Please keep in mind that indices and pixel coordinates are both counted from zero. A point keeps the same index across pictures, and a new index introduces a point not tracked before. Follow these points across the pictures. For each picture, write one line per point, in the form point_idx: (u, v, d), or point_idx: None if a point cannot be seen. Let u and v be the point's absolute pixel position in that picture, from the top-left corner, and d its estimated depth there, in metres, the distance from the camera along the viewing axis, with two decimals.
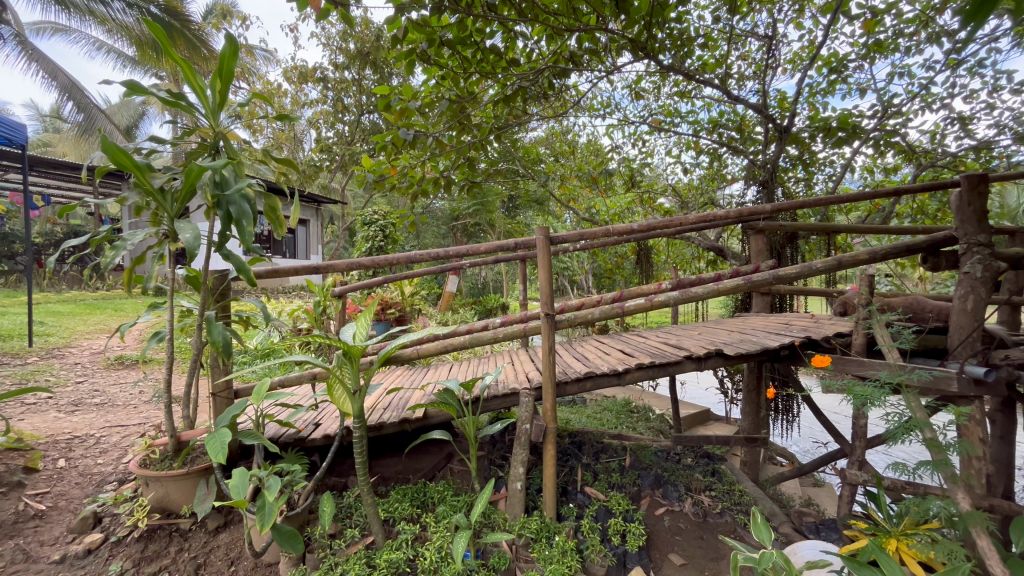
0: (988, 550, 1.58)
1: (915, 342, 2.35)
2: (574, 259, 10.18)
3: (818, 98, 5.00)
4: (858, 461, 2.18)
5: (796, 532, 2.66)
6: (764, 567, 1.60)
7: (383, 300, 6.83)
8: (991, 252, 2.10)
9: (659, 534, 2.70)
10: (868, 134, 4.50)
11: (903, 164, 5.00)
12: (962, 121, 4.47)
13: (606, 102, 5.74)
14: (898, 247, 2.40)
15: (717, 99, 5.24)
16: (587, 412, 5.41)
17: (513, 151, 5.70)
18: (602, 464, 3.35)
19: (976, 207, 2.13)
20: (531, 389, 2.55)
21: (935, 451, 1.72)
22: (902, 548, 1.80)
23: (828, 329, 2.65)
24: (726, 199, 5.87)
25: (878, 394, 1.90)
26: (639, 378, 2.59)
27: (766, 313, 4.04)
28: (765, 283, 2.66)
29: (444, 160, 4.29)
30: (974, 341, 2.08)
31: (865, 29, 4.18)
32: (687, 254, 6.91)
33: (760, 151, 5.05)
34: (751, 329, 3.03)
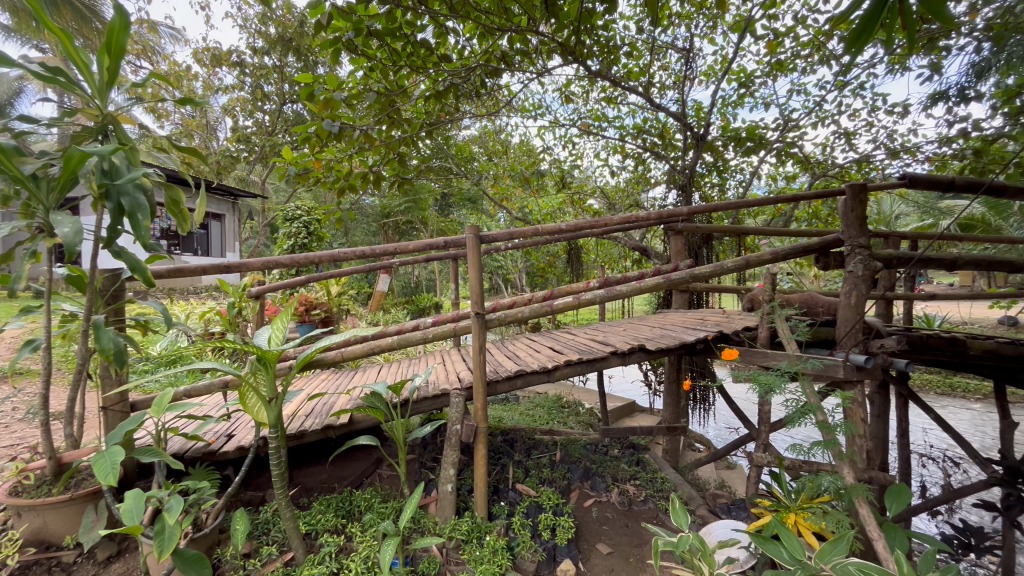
0: (867, 517, 1.79)
1: (810, 334, 2.60)
2: (508, 258, 10.27)
3: (729, 109, 5.41)
4: (763, 445, 2.37)
5: (711, 513, 2.86)
6: (681, 550, 1.70)
7: (308, 300, 6.48)
8: (870, 253, 2.37)
9: (588, 525, 2.79)
10: (772, 145, 4.96)
11: (801, 173, 5.54)
12: (847, 136, 5.03)
13: (537, 103, 5.83)
14: (797, 248, 2.63)
15: (641, 106, 5.50)
16: (519, 409, 5.48)
17: (445, 148, 5.64)
18: (533, 460, 3.40)
19: (858, 213, 2.40)
20: (461, 389, 2.53)
21: (826, 432, 1.91)
22: (799, 521, 1.98)
23: (737, 323, 2.87)
24: (650, 201, 6.19)
25: (779, 382, 2.08)
26: (568, 374, 2.65)
27: (684, 309, 4.31)
28: (683, 281, 2.82)
29: (372, 155, 4.09)
30: (856, 332, 2.34)
31: (769, 49, 4.58)
32: (614, 253, 7.20)
33: (679, 157, 5.38)
34: (670, 325, 3.22)
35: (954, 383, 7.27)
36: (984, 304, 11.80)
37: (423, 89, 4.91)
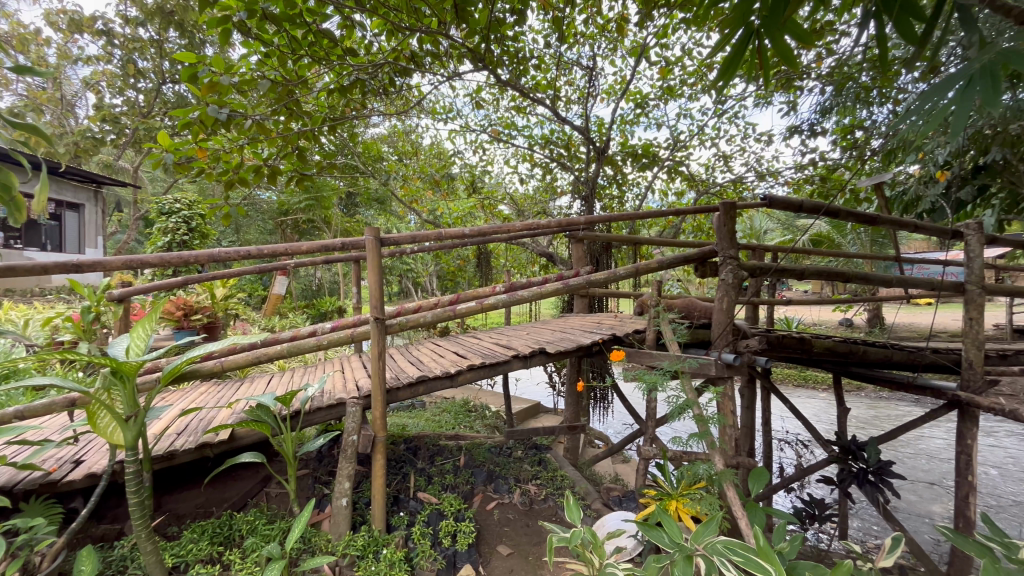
0: (733, 498, 2.01)
1: (689, 336, 2.88)
2: (418, 261, 10.09)
3: (627, 127, 5.83)
4: (650, 439, 2.57)
5: (605, 506, 3.03)
6: (573, 544, 1.78)
7: (187, 304, 5.81)
8: (739, 264, 2.67)
9: (489, 529, 2.81)
10: (663, 162, 5.44)
11: (687, 190, 6.13)
12: (725, 159, 5.67)
13: (448, 106, 5.81)
14: (681, 257, 2.88)
15: (549, 117, 5.72)
16: (425, 415, 5.40)
17: (350, 144, 5.39)
18: (436, 467, 3.36)
19: (730, 228, 2.69)
20: (359, 397, 2.42)
21: (701, 425, 2.11)
22: (679, 507, 2.17)
23: (629, 326, 3.09)
24: (556, 210, 6.45)
25: (662, 381, 2.26)
26: (471, 378, 2.66)
27: (585, 313, 4.54)
28: (581, 286, 2.96)
29: (267, 147, 3.78)
30: (728, 334, 2.63)
31: (660, 74, 5.01)
32: (522, 258, 7.39)
33: (582, 168, 5.68)
34: (570, 328, 3.37)
35: (806, 375, 8.46)
36: (828, 308, 13.93)
37: (327, 81, 4.66)
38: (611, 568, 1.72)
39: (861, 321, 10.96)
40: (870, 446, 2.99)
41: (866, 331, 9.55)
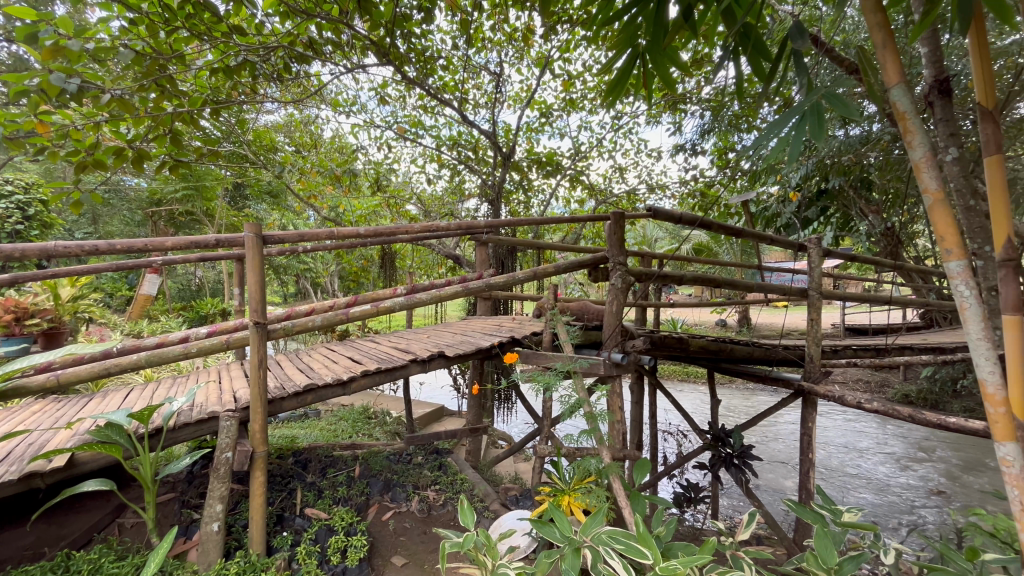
0: (619, 490, 2.14)
1: (582, 337, 3.03)
2: (317, 260, 9.50)
3: (533, 135, 6.02)
4: (545, 437, 2.66)
5: (502, 506, 3.07)
6: (466, 549, 1.78)
7: (21, 306, 4.90)
8: (627, 269, 2.85)
9: (384, 540, 2.72)
10: (565, 171, 5.71)
11: (587, 198, 6.48)
12: (621, 171, 6.09)
13: (351, 99, 5.54)
14: (576, 262, 3.01)
15: (456, 118, 5.70)
16: (319, 424, 5.08)
17: (237, 130, 4.91)
18: (327, 480, 3.18)
19: (619, 235, 2.87)
20: (235, 410, 2.20)
21: (590, 421, 2.23)
22: (571, 502, 2.26)
23: (527, 328, 3.19)
24: (464, 212, 6.46)
25: (555, 381, 2.35)
26: (364, 385, 2.55)
27: (488, 316, 4.58)
28: (481, 289, 2.97)
29: (134, 125, 3.32)
30: (617, 334, 2.78)
31: (563, 87, 5.25)
32: (429, 259, 7.29)
33: (489, 172, 5.75)
34: (471, 331, 3.38)
35: (688, 371, 9.36)
36: (707, 310, 15.59)
37: (210, 60, 4.22)
38: (503, 568, 1.74)
39: (733, 322, 12.41)
40: (735, 433, 3.37)
41: (736, 330, 10.83)
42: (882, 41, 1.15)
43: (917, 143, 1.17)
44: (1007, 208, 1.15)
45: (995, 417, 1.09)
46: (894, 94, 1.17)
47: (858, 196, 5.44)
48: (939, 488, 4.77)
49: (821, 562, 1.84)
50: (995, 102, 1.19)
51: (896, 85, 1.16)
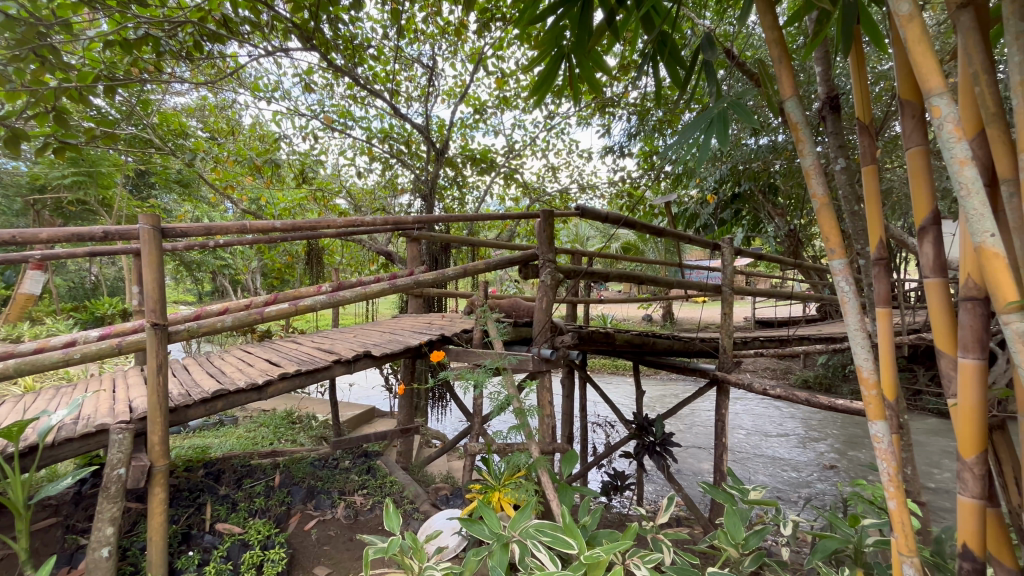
0: (547, 483, 2.18)
1: (513, 334, 3.05)
2: (236, 255, 8.85)
3: (467, 131, 5.99)
4: (476, 434, 2.66)
5: (433, 506, 3.03)
6: (390, 553, 1.73)
7: None
8: (556, 266, 2.89)
9: (305, 551, 2.59)
10: (499, 168, 5.75)
11: (521, 196, 6.55)
12: (553, 170, 6.22)
13: (273, 84, 5.20)
14: (506, 259, 3.01)
15: (387, 110, 5.52)
16: (236, 432, 4.74)
17: (138, 111, 4.44)
18: (243, 493, 2.97)
19: (549, 233, 2.90)
20: (130, 421, 1.98)
21: (519, 417, 2.25)
22: (501, 498, 2.26)
23: (457, 326, 3.15)
24: (396, 208, 6.30)
25: (484, 378, 2.34)
26: (282, 390, 2.41)
27: (420, 314, 4.50)
28: (409, 286, 2.90)
29: (7, 100, 2.89)
30: (547, 330, 2.82)
31: (497, 84, 5.25)
32: (360, 256, 7.04)
33: (423, 168, 5.64)
34: (400, 329, 3.29)
35: (617, 364, 9.78)
36: (635, 306, 16.36)
37: (104, 31, 3.78)
38: (430, 570, 1.73)
39: (659, 316, 13.13)
40: (657, 421, 3.55)
41: (661, 324, 11.45)
42: (778, 56, 1.25)
43: (807, 151, 1.28)
44: (879, 213, 1.29)
45: (869, 399, 1.19)
46: (788, 105, 1.26)
47: (766, 200, 5.94)
48: (830, 463, 5.34)
49: (730, 538, 1.98)
50: (872, 117, 1.33)
51: (790, 96, 1.26)
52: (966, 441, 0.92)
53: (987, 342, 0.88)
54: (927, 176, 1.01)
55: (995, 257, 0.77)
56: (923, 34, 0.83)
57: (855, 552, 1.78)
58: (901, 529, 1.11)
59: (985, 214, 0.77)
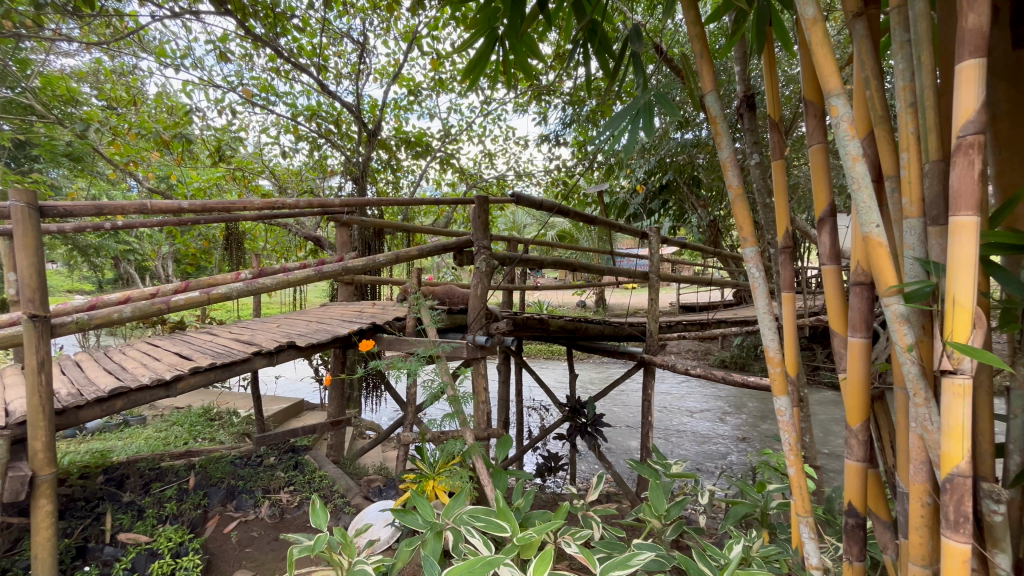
0: (482, 469, 2.19)
1: (447, 321, 3.01)
2: (141, 240, 8.03)
3: (401, 113, 5.79)
4: (410, 424, 2.61)
5: (365, 498, 2.96)
6: (316, 551, 1.67)
7: None
8: (491, 253, 2.87)
9: (224, 555, 2.44)
10: (435, 153, 5.63)
11: (458, 182, 6.46)
12: (490, 157, 6.19)
13: (181, 50, 4.72)
14: (439, 245, 2.94)
15: (313, 86, 5.19)
16: (144, 432, 4.34)
17: (13, 72, 3.86)
18: (151, 498, 2.74)
19: (483, 219, 2.87)
20: (6, 428, 1.74)
21: (454, 404, 2.23)
22: (435, 486, 2.24)
23: (390, 314, 3.06)
24: (325, 190, 5.99)
25: (417, 366, 2.30)
26: (194, 385, 2.22)
27: (352, 302, 4.33)
28: (337, 273, 2.76)
29: None
30: (482, 317, 2.80)
31: (432, 65, 5.10)
32: (285, 241, 6.64)
33: (354, 149, 5.38)
34: (328, 318, 3.14)
35: (551, 349, 10.03)
36: (570, 293, 16.84)
37: None
38: (361, 564, 1.68)
39: (592, 302, 13.59)
40: (589, 403, 3.68)
41: (594, 310, 11.87)
42: (700, 53, 1.30)
43: (724, 145, 1.34)
44: (786, 206, 1.39)
45: (776, 376, 1.29)
46: (708, 99, 1.32)
47: (690, 192, 6.27)
48: (743, 435, 5.83)
49: (654, 511, 2.09)
50: (781, 115, 1.42)
51: (710, 91, 1.32)
52: (853, 411, 1.03)
53: (872, 322, 0.98)
54: (825, 173, 1.10)
55: (880, 246, 0.85)
56: (825, 37, 0.89)
57: (761, 515, 1.95)
58: (798, 493, 1.22)
59: (873, 206, 0.85)
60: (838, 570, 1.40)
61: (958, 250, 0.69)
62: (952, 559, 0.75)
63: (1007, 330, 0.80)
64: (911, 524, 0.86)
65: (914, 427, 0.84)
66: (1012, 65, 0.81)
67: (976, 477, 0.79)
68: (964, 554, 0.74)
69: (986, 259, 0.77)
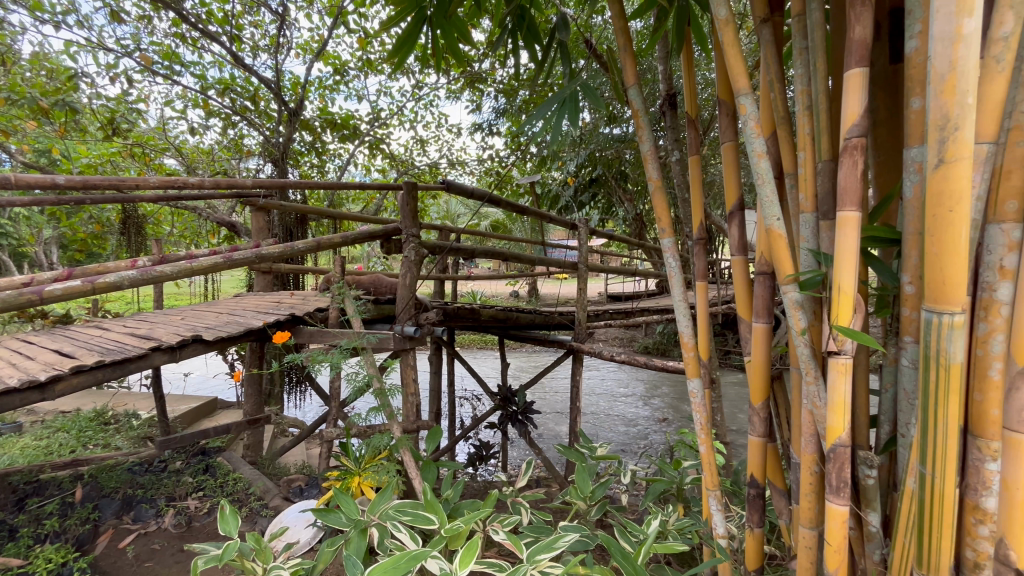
0: (409, 462, 2.15)
1: (374, 312, 2.90)
2: (14, 221, 7.00)
3: (326, 93, 5.47)
4: (333, 420, 2.50)
5: (285, 499, 2.81)
6: (225, 560, 1.56)
7: None
8: (420, 242, 2.79)
9: (119, 572, 2.23)
10: (363, 137, 5.39)
11: (388, 168, 6.24)
12: (421, 144, 6.02)
13: (63, 4, 4.12)
14: (365, 233, 2.80)
15: (225, 57, 4.74)
16: (20, 441, 3.82)
17: None
18: (27, 516, 2.43)
19: (412, 207, 2.78)
20: None
21: (380, 397, 2.16)
22: (360, 483, 2.16)
23: (311, 304, 2.90)
24: (241, 172, 5.54)
25: (340, 359, 2.20)
26: (77, 386, 1.97)
27: (269, 292, 4.04)
28: (250, 260, 2.55)
29: None
30: (410, 307, 2.72)
31: (359, 44, 4.85)
32: (194, 226, 6.08)
33: (272, 129, 5.01)
34: (240, 310, 2.92)
35: (484, 339, 10.07)
36: (503, 283, 16.98)
37: None
38: (277, 569, 1.59)
39: (525, 292, 13.80)
40: (520, 392, 3.72)
41: (526, 299, 12.05)
42: (623, 47, 1.32)
43: (646, 139, 1.39)
44: (701, 200, 1.47)
45: (690, 361, 1.36)
46: (631, 93, 1.36)
47: (617, 186, 6.50)
48: (664, 417, 6.21)
49: (581, 493, 2.16)
50: (698, 113, 1.49)
51: (633, 85, 1.35)
52: (755, 390, 1.11)
53: (773, 310, 1.06)
54: (736, 170, 1.17)
55: (780, 238, 0.92)
56: (734, 39, 0.94)
57: (677, 490, 2.08)
58: (708, 468, 1.31)
59: (775, 201, 0.91)
60: (741, 537, 1.52)
61: (844, 242, 0.76)
62: (834, 521, 0.84)
63: (882, 314, 0.89)
64: (801, 491, 0.95)
65: (805, 404, 0.92)
66: (891, 76, 0.89)
67: (855, 447, 0.88)
68: (843, 516, 0.83)
69: (866, 251, 0.85)
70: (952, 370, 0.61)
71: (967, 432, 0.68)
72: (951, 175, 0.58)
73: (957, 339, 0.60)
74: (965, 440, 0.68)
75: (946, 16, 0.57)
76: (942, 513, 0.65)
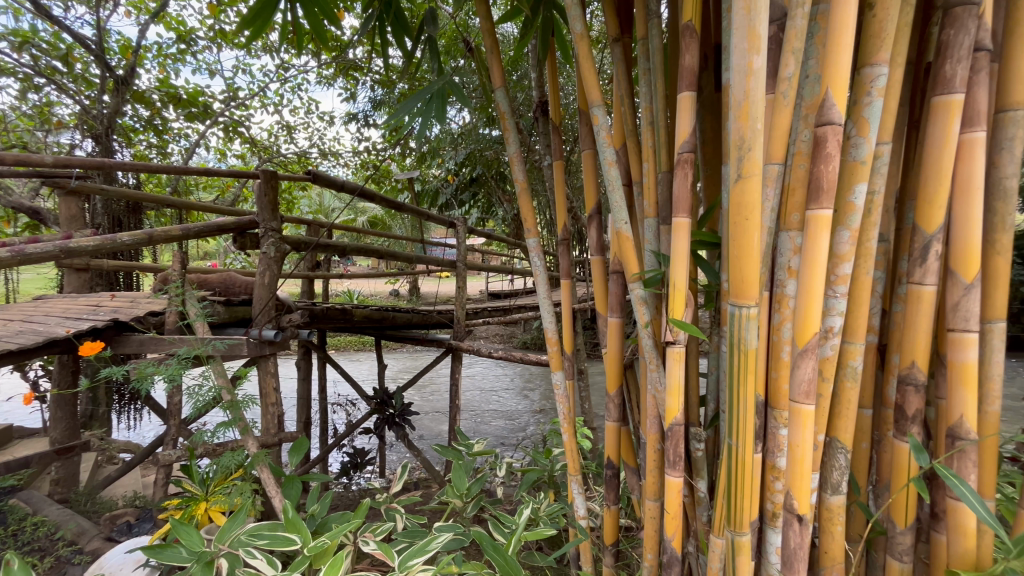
0: (268, 479, 1.95)
1: (226, 314, 2.57)
2: None
3: (168, 62, 4.72)
4: (172, 440, 2.17)
5: (108, 540, 2.38)
6: None
7: None
8: (280, 237, 2.52)
9: None
10: (216, 117, 4.76)
11: (247, 153, 5.59)
12: (288, 129, 5.51)
13: None
14: (213, 225, 2.46)
15: (23, 3, 3.82)
16: None
17: None
18: None
19: (270, 198, 2.50)
20: None
21: (232, 411, 1.93)
22: (207, 509, 1.92)
23: (143, 307, 2.47)
24: (47, 147, 4.52)
25: (180, 371, 1.91)
26: None
27: (86, 293, 3.37)
28: (57, 256, 2.09)
29: None
30: (269, 309, 2.45)
31: (210, 11, 4.26)
32: None
33: (93, 98, 4.17)
34: (42, 316, 2.38)
35: (362, 340, 9.60)
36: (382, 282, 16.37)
37: None
38: None
39: (406, 292, 13.48)
40: (397, 393, 3.60)
41: (407, 299, 11.75)
42: (490, 49, 1.35)
43: (513, 141, 1.43)
44: (564, 203, 1.55)
45: (556, 354, 1.44)
46: (498, 95, 1.38)
47: (497, 187, 6.64)
48: (541, 408, 6.53)
49: (456, 491, 2.16)
50: (562, 120, 1.58)
51: (500, 88, 1.38)
52: (611, 379, 1.21)
53: (625, 305, 1.16)
54: (594, 176, 1.26)
55: (627, 240, 1.01)
56: (588, 54, 1.01)
57: (547, 478, 2.19)
58: (571, 455, 1.39)
59: (622, 206, 1.00)
60: (600, 514, 1.65)
61: (677, 245, 0.86)
62: (672, 491, 0.94)
63: (708, 308, 1.03)
64: (647, 468, 1.05)
65: (649, 389, 1.02)
66: (714, 101, 1.03)
67: (688, 424, 1.01)
68: (678, 485, 0.94)
69: (696, 254, 0.97)
70: (749, 354, 0.73)
71: (766, 405, 0.81)
72: (747, 188, 0.68)
73: (751, 329, 0.72)
74: (765, 411, 0.82)
75: (741, 52, 0.68)
76: (745, 475, 0.77)
